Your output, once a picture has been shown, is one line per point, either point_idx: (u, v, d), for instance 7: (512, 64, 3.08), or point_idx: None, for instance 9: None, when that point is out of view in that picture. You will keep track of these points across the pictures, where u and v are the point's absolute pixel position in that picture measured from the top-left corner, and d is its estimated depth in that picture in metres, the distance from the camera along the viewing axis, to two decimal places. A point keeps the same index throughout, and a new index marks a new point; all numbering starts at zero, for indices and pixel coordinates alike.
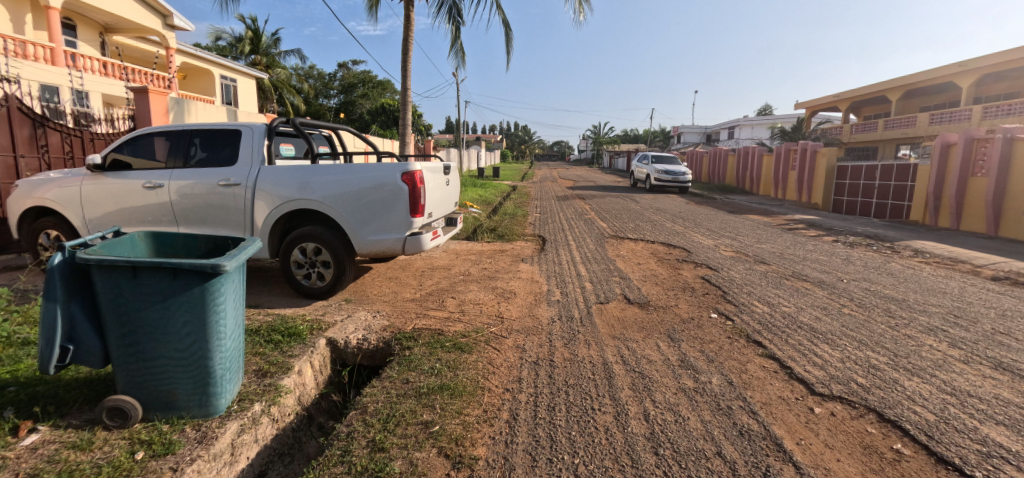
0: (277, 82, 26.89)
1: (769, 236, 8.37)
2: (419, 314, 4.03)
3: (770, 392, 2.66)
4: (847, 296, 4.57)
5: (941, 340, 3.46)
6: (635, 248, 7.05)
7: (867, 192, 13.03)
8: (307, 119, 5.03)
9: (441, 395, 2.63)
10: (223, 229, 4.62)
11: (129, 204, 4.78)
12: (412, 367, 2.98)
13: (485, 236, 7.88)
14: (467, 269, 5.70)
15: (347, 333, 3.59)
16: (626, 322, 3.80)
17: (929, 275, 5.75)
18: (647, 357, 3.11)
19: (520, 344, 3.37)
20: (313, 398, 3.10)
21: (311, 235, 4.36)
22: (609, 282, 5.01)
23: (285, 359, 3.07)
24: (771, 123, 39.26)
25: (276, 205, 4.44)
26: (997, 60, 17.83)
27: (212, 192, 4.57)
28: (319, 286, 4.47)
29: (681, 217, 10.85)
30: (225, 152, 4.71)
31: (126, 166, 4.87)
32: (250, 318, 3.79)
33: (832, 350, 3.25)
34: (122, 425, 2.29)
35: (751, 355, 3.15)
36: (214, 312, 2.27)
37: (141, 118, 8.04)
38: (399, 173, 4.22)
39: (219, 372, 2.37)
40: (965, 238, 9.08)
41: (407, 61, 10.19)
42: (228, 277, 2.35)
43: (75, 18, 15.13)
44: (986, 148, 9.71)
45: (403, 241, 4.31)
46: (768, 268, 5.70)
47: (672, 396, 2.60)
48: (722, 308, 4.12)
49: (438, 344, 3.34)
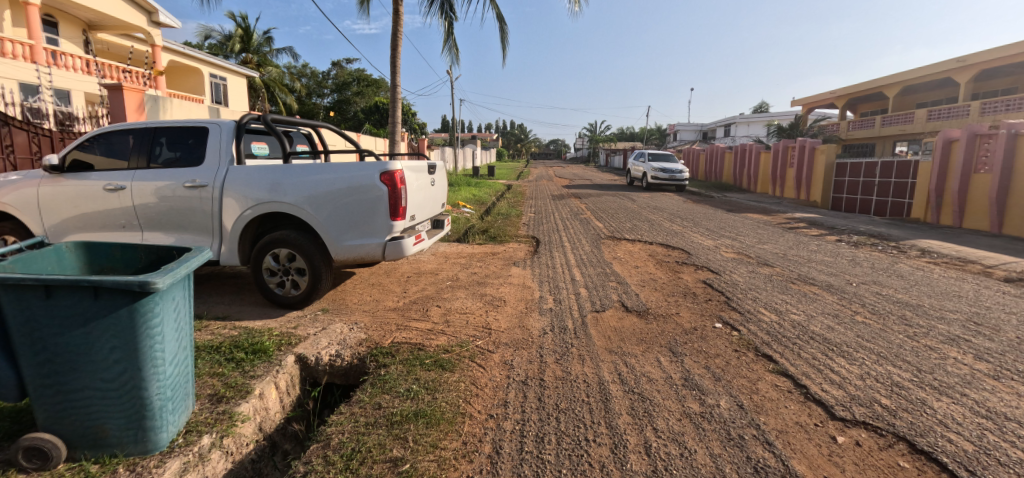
0: (268, 81, 26.41)
1: (771, 236, 8.09)
2: (399, 326, 3.71)
3: (786, 417, 2.37)
4: (859, 301, 4.29)
5: (965, 352, 3.19)
6: (632, 249, 6.76)
7: (867, 190, 12.78)
8: (280, 115, 4.67)
9: (416, 424, 2.32)
10: (190, 234, 4.30)
11: (91, 209, 4.46)
12: (387, 389, 2.67)
13: (477, 237, 7.57)
14: (456, 274, 5.38)
15: (318, 349, 3.27)
16: (624, 334, 3.49)
17: (941, 277, 5.48)
18: (647, 376, 2.81)
19: (508, 360, 3.07)
20: (278, 424, 2.80)
21: (283, 240, 4.05)
22: (606, 288, 4.71)
23: (245, 381, 2.76)
24: (768, 120, 39.05)
25: (246, 208, 4.12)
26: (997, 54, 17.61)
27: (177, 194, 4.24)
28: (293, 295, 4.16)
29: (680, 217, 10.54)
30: (192, 151, 4.38)
31: (88, 167, 4.55)
32: (213, 332, 3.47)
33: (850, 364, 2.96)
34: (41, 467, 1.98)
35: (761, 371, 2.86)
36: (147, 336, 1.96)
37: (113, 116, 7.68)
38: (378, 173, 3.91)
39: (157, 403, 2.06)
40: (971, 237, 8.82)
41: (397, 56, 9.85)
42: (165, 295, 2.03)
43: (55, 14, 14.65)
44: (990, 144, 9.45)
45: (383, 246, 4.00)
46: (772, 271, 5.41)
47: (677, 424, 2.30)
48: (727, 316, 3.82)
49: (418, 362, 3.02)
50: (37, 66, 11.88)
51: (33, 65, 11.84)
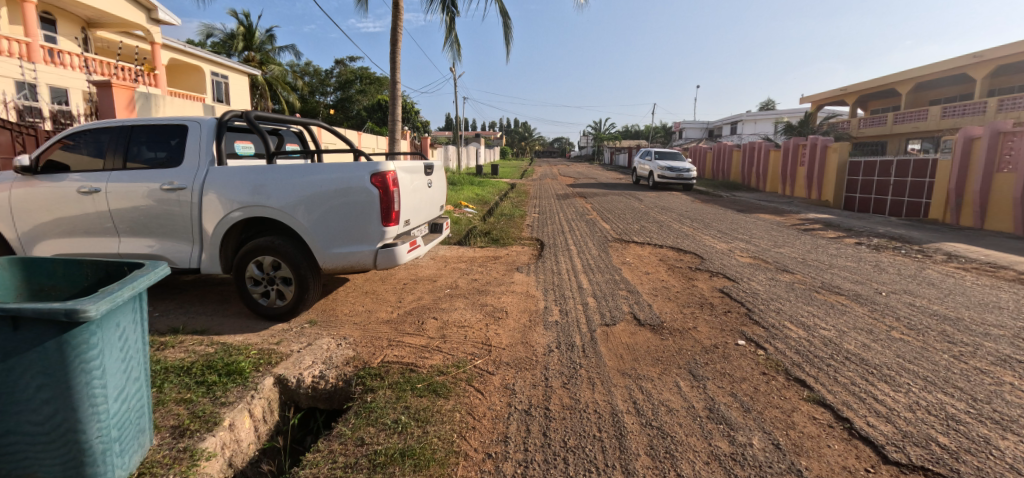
0: (270, 79, 26.19)
1: (786, 239, 7.73)
2: (391, 342, 3.40)
3: (830, 461, 2.04)
4: (893, 314, 3.93)
5: (1022, 376, 2.82)
6: (642, 254, 6.41)
7: (881, 189, 12.38)
8: (264, 112, 4.27)
9: (402, 467, 2.00)
10: (170, 241, 4.02)
11: (65, 214, 4.18)
12: (372, 421, 2.36)
13: (478, 240, 7.26)
14: (455, 281, 5.06)
15: (301, 369, 2.97)
16: (637, 352, 3.16)
17: (975, 285, 5.09)
18: (666, 405, 2.49)
19: (509, 384, 2.76)
20: (252, 457, 2.49)
21: (267, 247, 3.74)
22: (615, 297, 4.37)
23: (214, 409, 2.46)
24: (775, 118, 38.45)
25: (230, 210, 3.81)
26: (1012, 50, 17.12)
27: (154, 198, 3.96)
28: (278, 306, 3.86)
29: (690, 217, 10.16)
30: (171, 150, 4.10)
31: (63, 169, 4.28)
32: (185, 350, 3.17)
33: (894, 392, 2.63)
34: None
35: (795, 400, 2.53)
36: (82, 371, 1.68)
37: (102, 114, 7.45)
38: (369, 174, 3.59)
39: (99, 447, 1.77)
40: (996, 240, 8.41)
41: (397, 52, 9.55)
42: (105, 322, 1.76)
43: (54, 12, 14.47)
44: (1015, 141, 9.04)
45: (375, 253, 3.69)
46: (793, 278, 5.06)
47: (704, 469, 1.98)
48: (750, 332, 3.47)
49: (408, 386, 2.70)
50: (21, 61, 11.22)
51: (17, 60, 11.17)
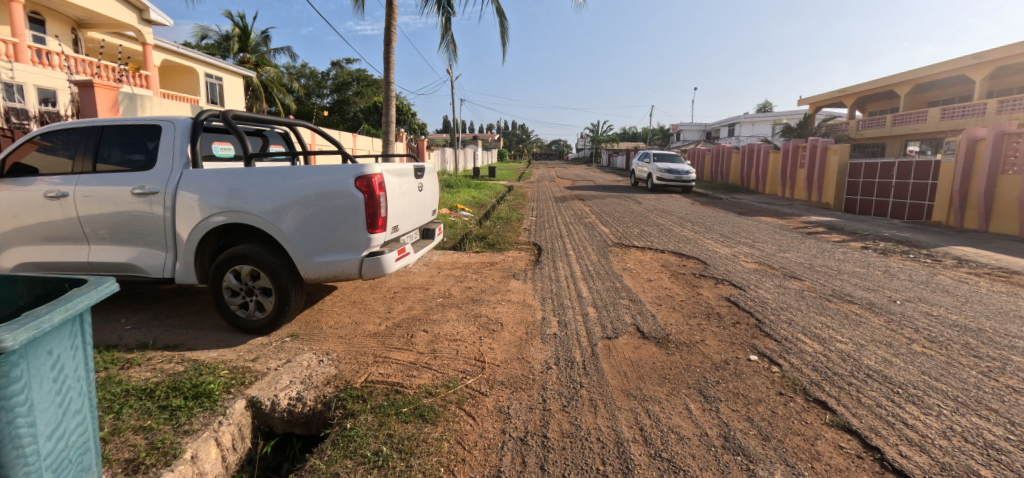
0: (267, 81, 25.95)
1: (791, 243, 7.51)
2: (377, 358, 3.15)
3: None
4: (911, 326, 3.69)
5: None
6: (643, 259, 6.19)
7: (882, 191, 12.20)
8: (243, 112, 4.00)
9: None
10: (141, 247, 3.77)
11: (32, 219, 3.93)
12: (350, 452, 2.11)
13: (474, 245, 7.03)
14: (448, 289, 4.81)
15: (276, 390, 2.72)
16: (642, 370, 2.93)
17: (990, 291, 4.89)
18: (676, 432, 2.25)
19: (503, 408, 2.52)
20: None
21: (246, 255, 3.50)
22: (617, 307, 4.14)
23: (175, 439, 2.21)
24: (773, 119, 38.38)
25: (205, 215, 3.56)
26: (1012, 51, 16.98)
27: (125, 203, 3.71)
28: (258, 318, 3.61)
29: (691, 221, 9.93)
30: (144, 152, 3.85)
31: (31, 172, 4.04)
32: (151, 369, 2.92)
33: (924, 415, 2.40)
34: None
35: (817, 425, 2.30)
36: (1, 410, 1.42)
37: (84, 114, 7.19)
38: (353, 177, 3.35)
39: None
40: (1005, 243, 8.22)
41: (391, 51, 9.32)
42: (30, 351, 1.50)
43: (43, 12, 14.16)
44: (1020, 143, 8.85)
45: (360, 263, 3.46)
46: (802, 285, 4.84)
47: None
48: (762, 346, 3.24)
49: (392, 410, 2.46)
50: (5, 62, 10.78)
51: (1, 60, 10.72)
